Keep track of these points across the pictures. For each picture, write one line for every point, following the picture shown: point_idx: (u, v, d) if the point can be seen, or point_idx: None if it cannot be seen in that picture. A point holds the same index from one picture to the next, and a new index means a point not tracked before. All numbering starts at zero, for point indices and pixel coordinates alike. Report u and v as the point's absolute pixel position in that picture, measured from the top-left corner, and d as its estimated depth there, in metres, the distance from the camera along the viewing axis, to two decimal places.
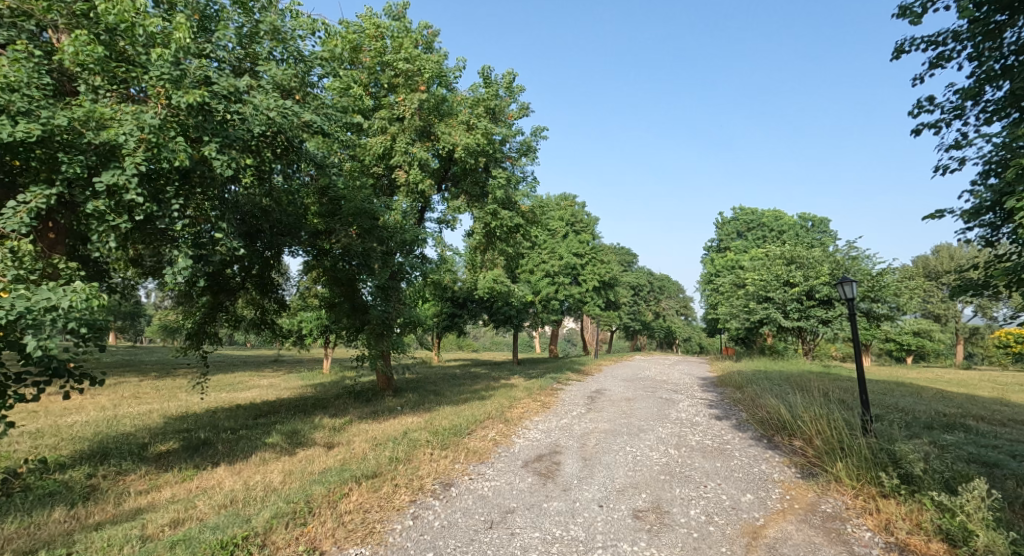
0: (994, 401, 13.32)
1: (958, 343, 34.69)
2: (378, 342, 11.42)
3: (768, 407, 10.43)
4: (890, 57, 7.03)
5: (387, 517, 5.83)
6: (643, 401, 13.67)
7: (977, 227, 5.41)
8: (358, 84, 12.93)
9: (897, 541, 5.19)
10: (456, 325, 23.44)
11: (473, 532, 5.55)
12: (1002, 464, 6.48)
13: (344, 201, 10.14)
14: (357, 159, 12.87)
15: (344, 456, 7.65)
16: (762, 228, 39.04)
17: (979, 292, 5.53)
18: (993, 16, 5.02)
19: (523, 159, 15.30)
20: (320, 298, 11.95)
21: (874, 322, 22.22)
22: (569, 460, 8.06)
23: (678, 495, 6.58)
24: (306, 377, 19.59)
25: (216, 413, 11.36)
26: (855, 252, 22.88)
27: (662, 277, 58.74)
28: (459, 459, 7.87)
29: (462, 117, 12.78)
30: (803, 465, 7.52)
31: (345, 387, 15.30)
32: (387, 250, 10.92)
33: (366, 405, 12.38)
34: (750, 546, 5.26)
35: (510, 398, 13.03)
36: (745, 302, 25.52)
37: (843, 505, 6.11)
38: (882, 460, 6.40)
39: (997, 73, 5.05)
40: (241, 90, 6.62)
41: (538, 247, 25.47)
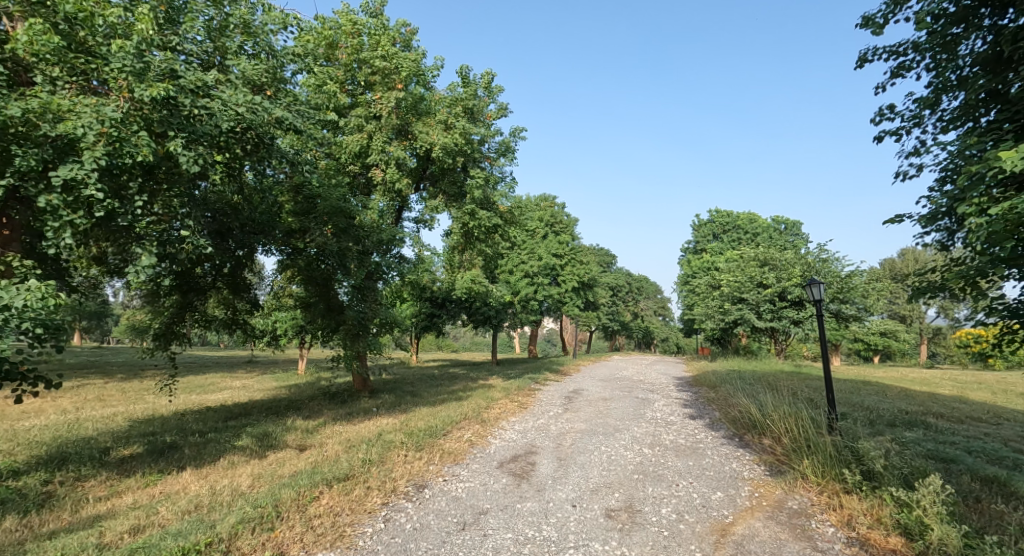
0: (954, 398, 13.86)
1: (921, 343, 35.97)
2: (354, 342, 11.28)
3: (739, 407, 10.64)
4: (855, 65, 7.21)
5: (358, 520, 5.75)
6: (619, 400, 13.81)
7: (934, 231, 5.58)
8: (334, 81, 12.75)
9: (858, 537, 5.34)
10: (435, 326, 23.31)
11: (445, 534, 5.52)
12: (958, 459, 6.73)
13: (319, 200, 9.99)
14: (333, 157, 12.69)
15: (316, 459, 7.52)
16: (737, 229, 39.81)
17: (935, 295, 5.71)
18: (950, 28, 5.18)
19: (502, 159, 15.33)
20: (295, 298, 11.76)
21: (843, 323, 22.90)
22: (544, 460, 8.08)
23: (650, 494, 6.66)
24: (281, 377, 19.60)
25: (184, 415, 11.05)
26: (825, 255, 23.53)
27: (640, 278, 59.44)
28: (434, 461, 7.82)
29: (439, 117, 12.72)
30: (771, 462, 7.71)
31: (321, 388, 15.07)
32: (363, 249, 10.83)
33: (341, 406, 12.22)
34: (718, 544, 5.33)
35: (487, 398, 13.00)
36: (719, 303, 25.99)
37: (808, 501, 6.28)
38: (846, 457, 6.57)
39: (953, 84, 5.22)
40: (209, 85, 6.46)
41: (517, 247, 25.49)
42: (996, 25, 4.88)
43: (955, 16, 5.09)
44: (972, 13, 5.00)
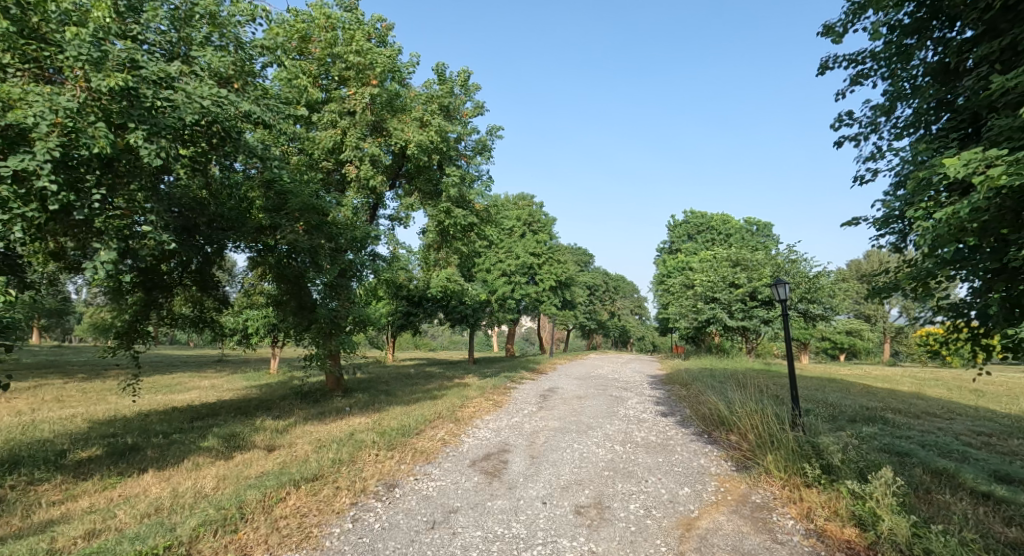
0: (912, 395, 14.44)
1: (884, 341, 37.31)
2: (326, 341, 11.12)
3: (709, 404, 10.87)
4: (817, 72, 7.39)
5: (325, 520, 5.69)
6: (593, 398, 13.96)
7: (888, 234, 5.77)
8: (308, 75, 12.53)
9: (816, 528, 5.51)
10: (411, 324, 23.12)
11: (414, 533, 5.51)
12: (911, 453, 7.03)
13: (290, 196, 9.80)
14: (306, 153, 12.46)
15: (285, 460, 7.39)
16: (711, 230, 40.58)
17: (890, 295, 5.93)
18: (904, 39, 5.36)
19: (478, 158, 15.36)
20: (266, 296, 11.52)
21: (810, 321, 23.58)
22: (516, 458, 8.11)
23: (619, 490, 6.76)
24: (251, 377, 18.97)
25: (148, 416, 10.71)
26: (794, 255, 24.18)
27: (617, 278, 60.06)
28: (405, 460, 7.77)
29: (415, 114, 12.63)
30: (738, 458, 7.91)
31: (293, 388, 14.79)
32: (337, 247, 10.74)
33: (313, 406, 12.02)
34: (683, 538, 5.45)
35: (462, 397, 12.96)
36: (693, 302, 26.46)
37: (770, 495, 6.47)
38: (807, 452, 6.78)
39: (905, 93, 5.41)
40: (173, 77, 6.29)
41: (494, 246, 25.47)
42: (945, 38, 5.08)
43: (908, 27, 5.25)
44: (924, 25, 5.17)
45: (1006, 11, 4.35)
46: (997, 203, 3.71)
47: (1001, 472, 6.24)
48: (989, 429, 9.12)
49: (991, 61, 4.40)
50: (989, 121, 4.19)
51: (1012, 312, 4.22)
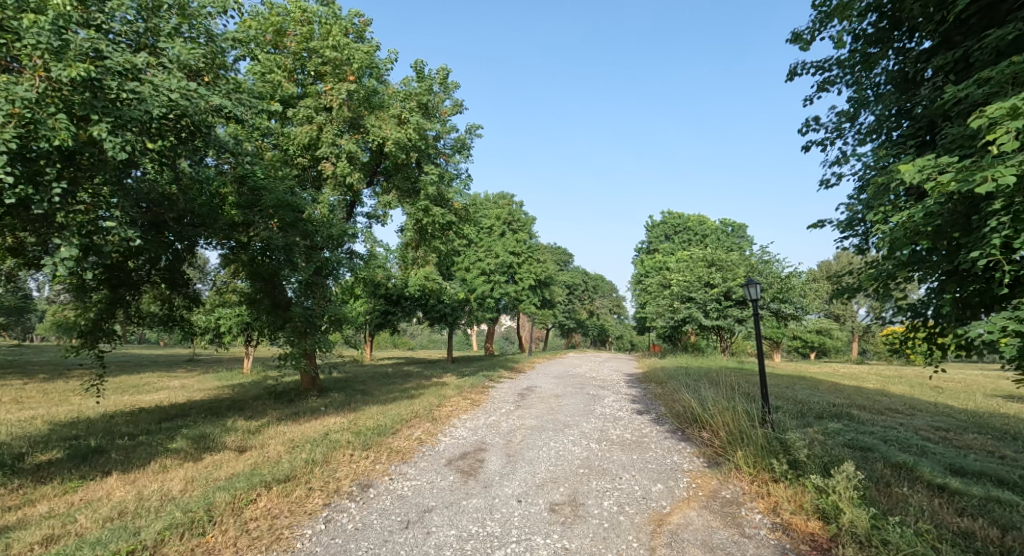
0: (876, 391, 14.96)
1: (853, 340, 38.48)
2: (301, 340, 10.97)
3: (683, 402, 11.06)
4: (787, 77, 7.55)
5: (297, 522, 5.62)
6: (570, 397, 14.08)
7: (851, 236, 5.94)
8: (282, 69, 12.30)
9: (782, 522, 5.67)
10: (389, 323, 22.91)
11: (388, 533, 5.49)
12: (874, 448, 7.28)
13: (264, 192, 9.64)
14: (281, 149, 12.25)
15: (256, 460, 7.27)
16: (687, 231, 41.22)
17: (853, 295, 6.13)
18: (867, 48, 5.53)
19: (457, 156, 15.34)
20: (239, 294, 11.30)
21: (782, 321, 24.20)
22: (493, 457, 8.14)
23: (594, 487, 6.83)
24: (224, 377, 18.46)
25: (113, 417, 10.39)
26: (767, 256, 24.75)
27: (596, 277, 60.54)
28: (380, 460, 7.72)
29: (393, 111, 12.54)
30: (709, 455, 8.07)
31: (267, 387, 14.51)
32: (312, 245, 10.66)
33: (287, 406, 11.83)
34: (654, 533, 5.55)
35: (440, 396, 12.90)
36: (670, 302, 26.85)
37: (739, 490, 6.62)
38: (774, 448, 6.96)
39: (868, 100, 5.58)
40: (139, 68, 6.12)
41: (473, 245, 25.42)
42: (904, 48, 5.27)
43: (871, 37, 5.42)
44: (886, 35, 5.35)
45: (960, 24, 4.55)
46: (950, 208, 3.87)
47: (956, 465, 6.51)
48: (947, 424, 9.51)
49: (945, 72, 4.59)
50: (943, 128, 4.36)
51: (964, 312, 4.40)
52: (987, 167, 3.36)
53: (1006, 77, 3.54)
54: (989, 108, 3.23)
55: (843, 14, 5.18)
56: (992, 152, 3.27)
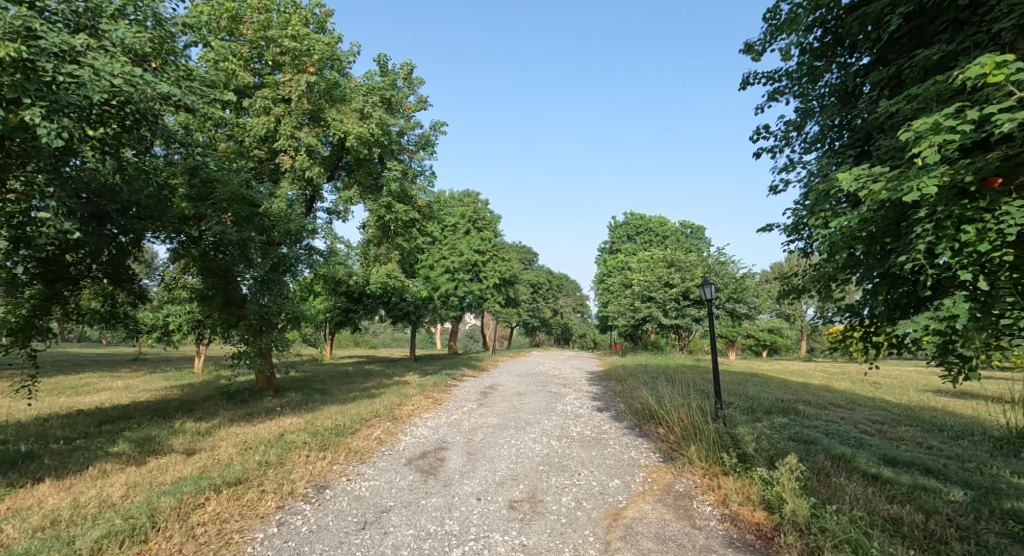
0: (821, 387, 15.74)
1: (802, 338, 40.38)
2: (257, 338, 10.63)
3: (641, 399, 11.35)
4: (740, 86, 7.81)
5: (248, 525, 5.47)
6: (533, 395, 14.18)
7: (796, 240, 6.23)
8: (238, 58, 11.86)
9: (730, 513, 5.90)
10: (350, 321, 22.43)
11: (343, 535, 5.40)
12: (816, 441, 7.68)
13: (217, 184, 9.26)
14: (236, 140, 11.80)
15: (205, 463, 7.00)
16: (649, 232, 42.19)
17: (799, 296, 6.48)
18: (813, 61, 5.80)
19: (421, 153, 15.20)
20: (189, 290, 10.85)
21: (736, 320, 25.13)
22: (453, 456, 8.11)
23: (553, 484, 6.93)
24: (173, 377, 17.63)
25: (47, 420, 9.77)
26: (723, 257, 25.64)
27: (560, 276, 61.13)
28: (338, 460, 7.59)
29: (355, 105, 12.29)
30: (665, 450, 8.31)
31: (219, 387, 13.99)
32: (268, 241, 10.44)
33: (241, 406, 11.46)
34: (610, 527, 5.68)
35: (401, 395, 12.76)
36: (631, 301, 27.42)
37: (692, 484, 6.84)
38: (725, 442, 7.25)
39: (813, 111, 5.86)
40: (79, 50, 5.78)
41: (437, 242, 25.23)
42: (845, 63, 5.57)
43: (817, 50, 5.69)
44: (830, 50, 5.63)
45: (893, 43, 4.85)
46: (881, 215, 4.14)
47: (889, 456, 6.95)
48: (883, 417, 10.11)
49: (881, 87, 4.88)
50: (877, 141, 4.64)
51: (893, 313, 4.70)
52: (913, 177, 3.62)
53: (931, 95, 3.81)
54: (915, 123, 3.48)
55: (791, 27, 5.42)
56: (917, 164, 3.52)
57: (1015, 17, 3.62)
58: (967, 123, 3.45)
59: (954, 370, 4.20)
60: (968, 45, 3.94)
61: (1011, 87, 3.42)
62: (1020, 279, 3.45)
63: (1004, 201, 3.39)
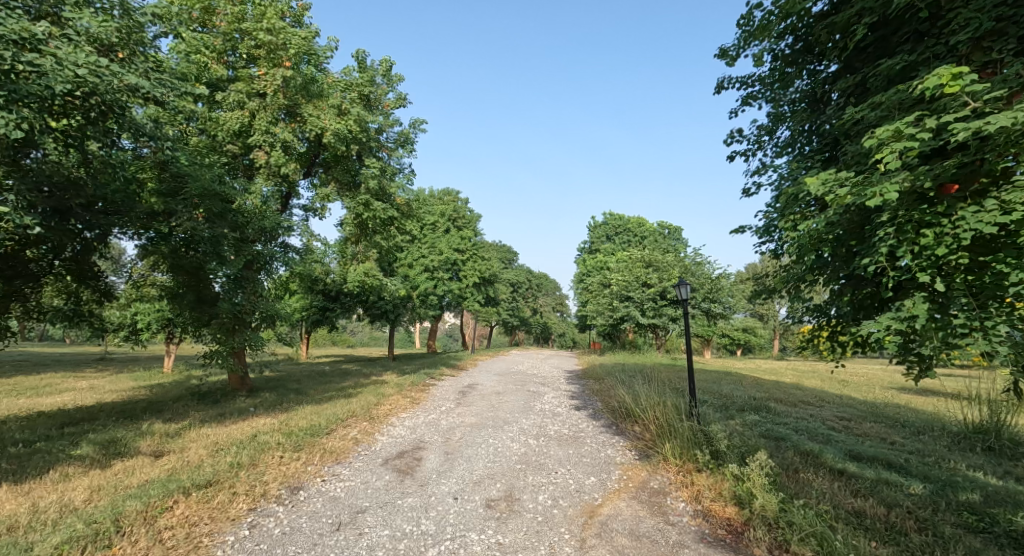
0: (792, 385, 16.17)
1: (775, 338, 41.37)
2: (229, 337, 10.40)
3: (618, 398, 11.47)
4: (715, 90, 7.94)
5: (219, 528, 5.36)
6: (511, 394, 14.22)
7: (767, 242, 6.38)
8: (211, 50, 11.57)
9: (702, 508, 6.02)
10: (327, 320, 22.11)
11: (317, 536, 5.33)
12: (786, 437, 7.88)
13: (188, 180, 9.01)
14: (209, 134, 11.52)
15: (174, 465, 6.82)
16: (627, 232, 42.65)
17: (770, 296, 6.64)
18: (784, 67, 5.94)
19: (400, 150, 15.10)
20: (158, 288, 10.55)
21: (711, 319, 25.62)
22: (431, 455, 8.08)
23: (530, 482, 6.96)
24: (141, 377, 17.10)
25: (6, 423, 9.39)
26: (699, 258, 26.09)
27: (540, 276, 61.35)
28: (313, 461, 7.49)
29: (333, 101, 12.12)
30: (641, 447, 8.42)
31: (190, 388, 13.66)
32: (241, 238, 10.22)
33: (212, 407, 11.21)
34: (585, 524, 5.74)
35: (379, 395, 12.64)
36: (609, 300, 27.69)
37: (666, 480, 6.95)
38: (699, 439, 7.38)
39: (784, 116, 6.00)
40: (40, 38, 5.57)
41: (416, 241, 25.06)
42: (814, 70, 5.72)
43: (788, 57, 5.83)
44: (800, 57, 5.78)
45: (859, 52, 5.00)
46: (846, 218, 4.27)
47: (854, 452, 7.17)
48: (850, 414, 10.43)
49: (848, 94, 5.03)
50: (844, 146, 4.79)
51: (857, 314, 4.86)
52: (876, 183, 3.74)
53: (893, 103, 3.95)
54: (877, 130, 3.60)
55: (764, 34, 5.54)
56: (880, 169, 3.64)
57: (971, 30, 3.78)
58: (926, 131, 3.59)
59: (913, 368, 4.36)
60: (928, 56, 4.10)
61: (967, 97, 3.57)
62: (974, 281, 3.62)
63: (960, 206, 3.53)
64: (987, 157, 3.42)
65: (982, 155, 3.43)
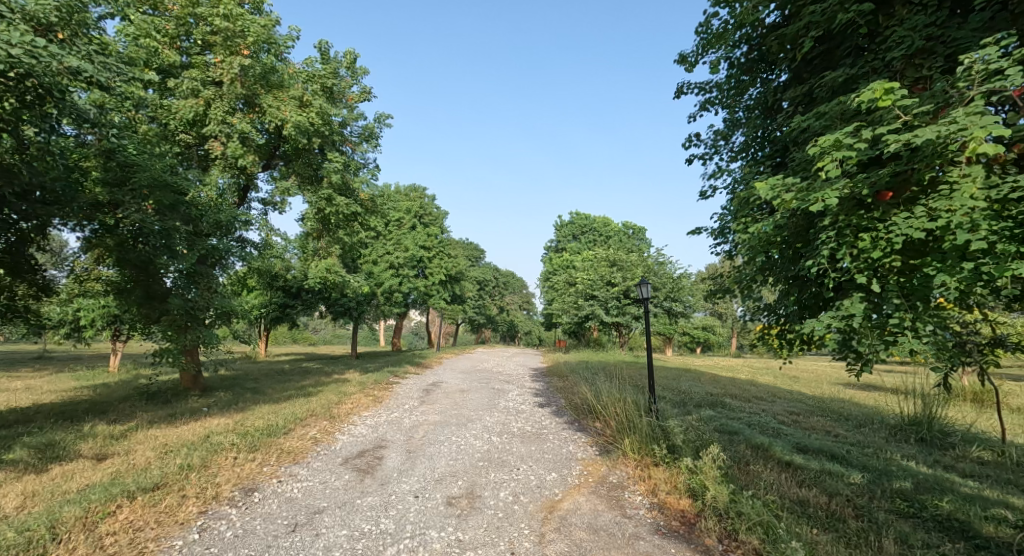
0: (747, 382, 16.78)
1: (732, 336, 42.85)
2: (181, 334, 9.97)
3: (580, 395, 11.63)
4: (675, 94, 8.12)
5: (165, 533, 5.16)
6: (475, 392, 14.20)
7: (722, 243, 6.58)
8: (163, 34, 11.05)
9: (658, 501, 6.19)
10: (288, 318, 21.49)
11: (271, 538, 5.21)
12: (739, 431, 8.18)
13: (137, 169, 8.53)
14: (160, 122, 11.01)
15: (119, 468, 6.52)
16: (593, 232, 43.22)
17: (724, 295, 6.88)
18: (739, 75, 6.14)
19: (364, 145, 14.85)
20: (104, 282, 10.03)
21: (672, 318, 26.30)
22: (392, 454, 8.01)
23: (491, 479, 6.99)
24: (83, 377, 16.11)
25: None
26: (662, 258, 26.71)
27: (507, 274, 61.43)
28: (269, 461, 7.30)
29: (293, 92, 11.81)
30: (601, 443, 8.57)
31: (138, 388, 13.03)
32: (195, 231, 9.81)
33: (162, 407, 10.75)
34: (545, 520, 5.81)
35: (340, 394, 12.40)
36: (574, 299, 28.02)
37: (625, 475, 7.10)
38: (656, 434, 7.58)
39: (739, 122, 6.22)
40: None
41: (381, 237, 24.67)
42: (766, 78, 5.94)
43: (742, 65, 6.04)
44: (753, 66, 5.99)
45: (807, 63, 5.23)
46: (792, 222, 4.47)
47: (801, 444, 7.51)
48: (800, 409, 10.91)
49: (796, 103, 5.25)
50: (792, 153, 5.00)
51: (803, 313, 5.09)
52: (819, 189, 3.94)
53: (836, 113, 4.16)
54: (820, 140, 3.78)
55: (720, 42, 5.73)
56: (822, 177, 3.83)
57: (904, 47, 4.03)
58: (863, 141, 3.81)
59: (852, 365, 4.60)
60: (867, 71, 4.34)
61: (899, 111, 3.81)
62: (905, 282, 3.86)
63: (893, 212, 3.76)
64: (918, 167, 3.65)
65: (913, 165, 3.66)
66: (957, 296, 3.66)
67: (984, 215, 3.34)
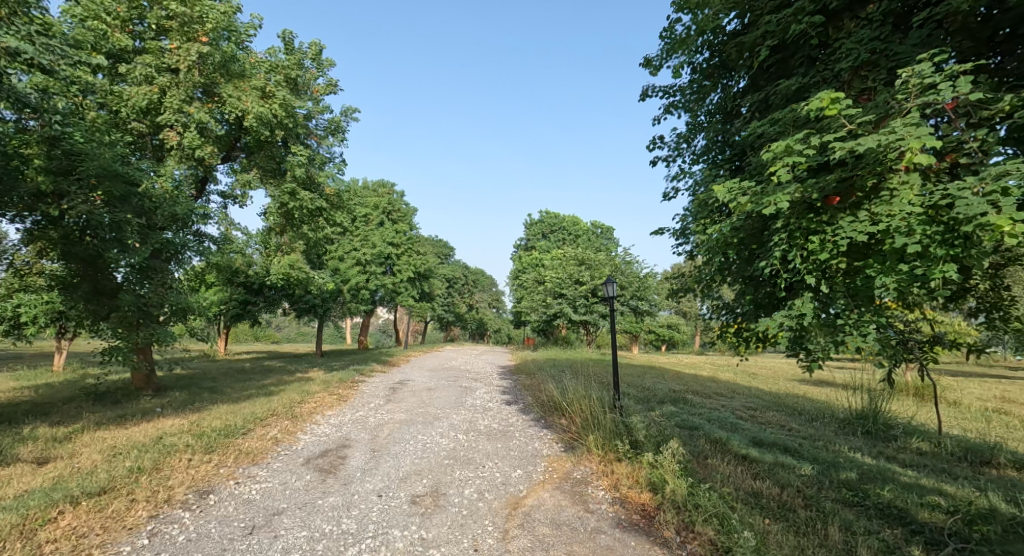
0: (709, 378, 17.25)
1: (696, 334, 44.02)
2: (132, 332, 9.55)
3: (547, 392, 11.70)
4: (640, 97, 8.25)
5: (112, 538, 4.95)
6: (443, 390, 14.12)
7: (683, 244, 6.73)
8: (113, 17, 10.52)
9: (620, 496, 6.30)
10: (249, 315, 20.84)
11: (226, 541, 5.06)
12: (699, 427, 8.40)
13: (84, 158, 8.12)
14: (111, 109, 10.49)
15: (62, 472, 6.20)
16: (562, 230, 43.54)
17: (686, 294, 7.05)
18: (701, 79, 6.29)
19: (330, 139, 14.54)
20: (47, 276, 9.50)
21: (639, 317, 26.78)
22: (356, 453, 7.88)
23: (456, 477, 6.97)
24: (23, 377, 15.17)
25: None
26: (629, 257, 27.16)
27: (476, 272, 61.22)
28: (226, 462, 7.07)
29: (255, 83, 11.47)
30: (566, 440, 8.66)
31: (86, 388, 12.37)
32: (149, 224, 9.41)
33: (112, 407, 10.26)
34: (509, 516, 5.84)
35: (302, 393, 12.11)
36: (543, 297, 28.19)
37: (589, 470, 7.20)
38: (620, 430, 7.71)
39: (700, 126, 6.38)
40: None
41: (347, 233, 24.18)
42: (727, 83, 6.10)
43: (704, 70, 6.20)
44: (715, 71, 6.14)
45: (764, 71, 5.41)
46: (748, 224, 4.62)
47: (756, 438, 7.78)
48: (757, 405, 11.28)
49: (754, 109, 5.42)
50: (749, 158, 5.16)
51: (758, 313, 5.25)
52: (771, 193, 4.09)
53: (790, 120, 4.32)
54: (773, 145, 3.93)
55: (683, 47, 5.86)
56: (775, 181, 3.99)
57: (851, 59, 4.22)
58: (812, 148, 3.96)
59: (803, 361, 4.78)
60: (818, 80, 4.53)
61: (845, 120, 3.98)
62: (849, 283, 4.04)
63: (840, 216, 3.93)
64: (862, 173, 3.83)
65: (857, 171, 3.84)
66: (896, 296, 3.85)
67: (919, 220, 3.52)
